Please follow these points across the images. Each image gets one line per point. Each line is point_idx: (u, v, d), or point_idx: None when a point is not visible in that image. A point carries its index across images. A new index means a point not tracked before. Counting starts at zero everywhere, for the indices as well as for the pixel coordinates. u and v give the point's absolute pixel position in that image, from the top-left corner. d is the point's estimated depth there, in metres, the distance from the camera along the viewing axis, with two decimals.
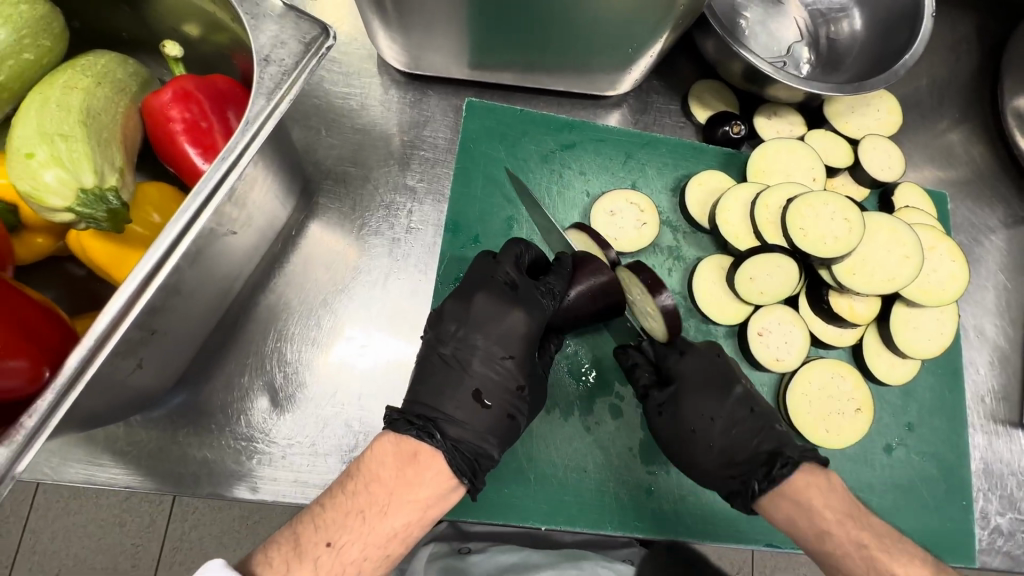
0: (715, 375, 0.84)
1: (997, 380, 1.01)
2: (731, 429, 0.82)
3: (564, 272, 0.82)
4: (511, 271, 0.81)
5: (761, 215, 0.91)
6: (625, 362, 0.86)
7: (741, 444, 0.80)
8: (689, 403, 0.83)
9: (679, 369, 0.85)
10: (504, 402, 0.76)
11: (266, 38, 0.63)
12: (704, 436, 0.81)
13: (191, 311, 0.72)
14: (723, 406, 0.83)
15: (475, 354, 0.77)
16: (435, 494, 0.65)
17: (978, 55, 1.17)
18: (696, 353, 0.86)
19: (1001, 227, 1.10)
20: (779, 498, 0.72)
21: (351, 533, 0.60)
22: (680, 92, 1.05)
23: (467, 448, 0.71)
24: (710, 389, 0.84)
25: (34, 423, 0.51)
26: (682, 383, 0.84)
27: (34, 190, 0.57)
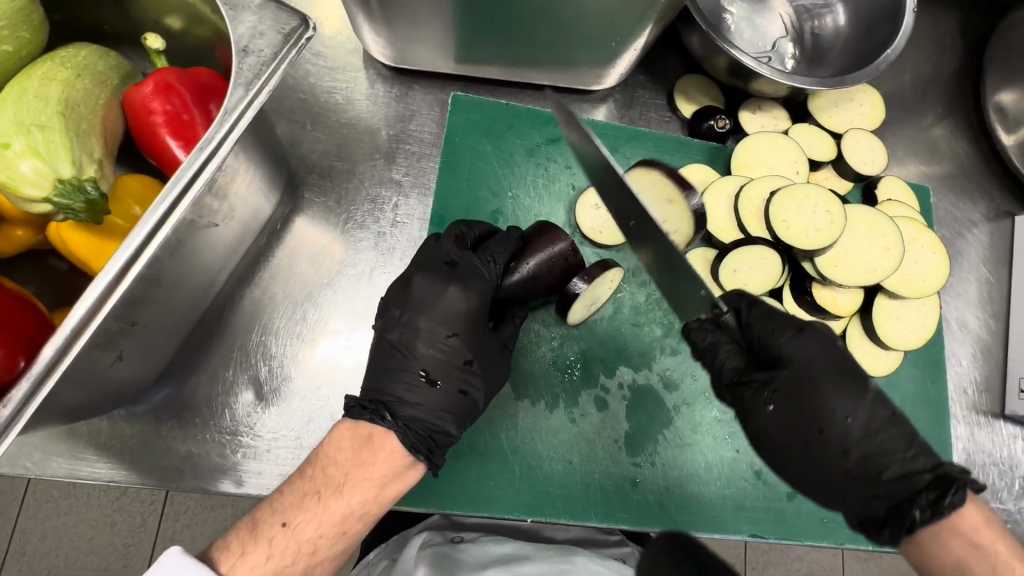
0: (839, 361, 0.73)
1: (979, 371, 1.03)
2: (873, 434, 0.70)
3: (508, 242, 0.82)
4: (453, 249, 0.80)
5: (744, 208, 0.92)
6: (706, 343, 0.77)
7: (887, 454, 0.69)
8: (809, 393, 0.72)
9: (791, 351, 0.74)
10: (454, 379, 0.75)
11: (245, 29, 0.63)
12: (837, 436, 0.70)
13: (173, 303, 0.72)
14: (862, 404, 0.71)
15: (419, 336, 0.75)
16: (392, 470, 0.66)
17: (960, 50, 1.18)
18: (814, 333, 0.74)
19: (983, 221, 1.11)
20: (946, 532, 0.62)
21: (306, 513, 0.61)
22: (665, 86, 1.06)
23: (421, 425, 0.71)
24: (838, 378, 0.72)
25: (10, 411, 0.51)
26: (799, 371, 0.73)
27: (10, 180, 0.57)
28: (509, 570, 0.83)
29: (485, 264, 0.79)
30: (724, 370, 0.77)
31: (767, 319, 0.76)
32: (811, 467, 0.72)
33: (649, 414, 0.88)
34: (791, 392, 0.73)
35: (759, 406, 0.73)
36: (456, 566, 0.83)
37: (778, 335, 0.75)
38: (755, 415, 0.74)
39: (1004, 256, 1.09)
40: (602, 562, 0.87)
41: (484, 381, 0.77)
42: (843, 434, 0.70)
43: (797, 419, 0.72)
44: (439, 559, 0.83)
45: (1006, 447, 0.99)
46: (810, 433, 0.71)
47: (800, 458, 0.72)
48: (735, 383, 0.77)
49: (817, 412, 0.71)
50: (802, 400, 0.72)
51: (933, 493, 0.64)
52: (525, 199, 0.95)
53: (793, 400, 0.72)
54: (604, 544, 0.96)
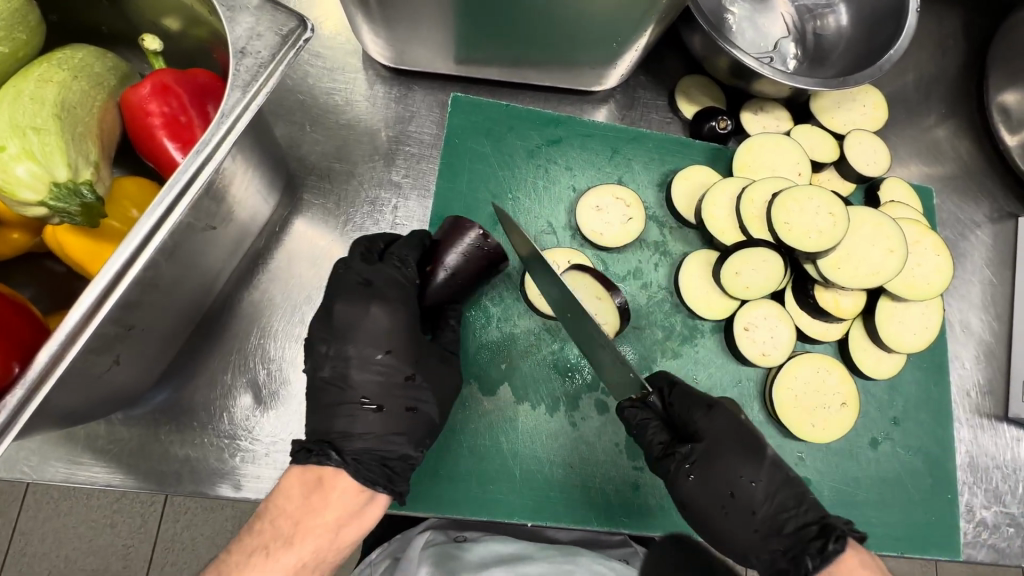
0: (741, 434, 0.78)
1: (983, 374, 1.02)
2: (774, 495, 0.76)
3: (416, 242, 0.81)
4: (361, 267, 0.78)
5: (746, 209, 0.91)
6: (636, 420, 0.79)
7: (785, 511, 0.75)
8: (719, 464, 0.77)
9: (705, 426, 0.78)
10: (397, 399, 0.76)
11: (242, 30, 0.63)
12: (744, 499, 0.76)
13: (170, 306, 0.71)
14: (761, 470, 0.76)
15: (350, 365, 0.76)
16: (345, 512, 0.67)
17: (964, 50, 1.17)
18: (724, 410, 0.78)
19: (987, 222, 1.10)
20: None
21: (254, 567, 0.63)
22: (666, 87, 1.05)
23: (372, 457, 0.73)
24: (740, 449, 0.77)
25: (5, 418, 0.51)
26: (710, 445, 0.77)
27: (5, 183, 0.56)
28: (512, 570, 0.82)
29: (395, 270, 0.78)
30: (652, 445, 0.78)
31: (685, 398, 0.79)
32: (725, 528, 0.77)
33: None
34: (705, 464, 0.77)
35: (680, 476, 0.77)
36: (460, 566, 0.83)
37: (691, 413, 0.79)
38: (678, 486, 0.77)
39: (1007, 257, 1.09)
40: (606, 561, 0.87)
41: (433, 392, 0.78)
42: (749, 498, 0.76)
43: (710, 487, 0.77)
44: (443, 559, 0.83)
45: (1009, 450, 0.98)
46: (723, 498, 0.77)
47: (718, 522, 0.77)
48: (662, 456, 0.78)
49: (727, 480, 0.76)
50: (714, 470, 0.77)
51: (819, 541, 0.71)
52: (525, 201, 0.94)
53: (706, 472, 0.77)
54: (609, 544, 0.97)
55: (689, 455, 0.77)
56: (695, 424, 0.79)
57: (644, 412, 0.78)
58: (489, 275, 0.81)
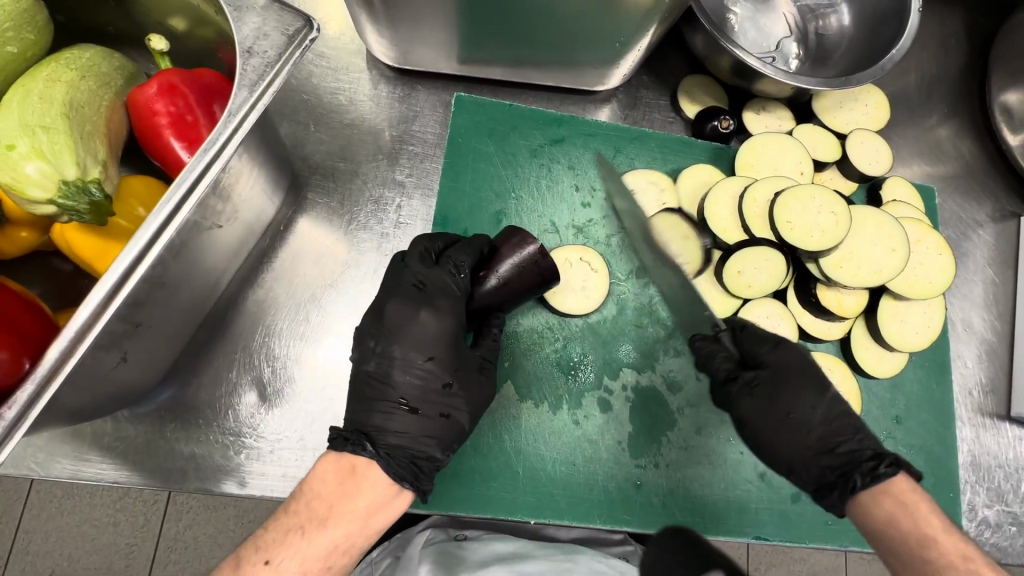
0: (807, 370, 0.83)
1: (985, 373, 1.02)
2: (832, 420, 0.80)
3: (473, 248, 0.81)
4: (418, 269, 0.80)
5: (748, 209, 0.91)
6: (702, 351, 0.87)
7: (843, 435, 0.78)
8: (785, 391, 0.82)
9: (772, 357, 0.84)
10: (433, 405, 0.76)
11: (249, 30, 0.63)
12: (801, 421, 0.80)
13: (177, 304, 0.72)
14: (822, 401, 0.81)
15: (394, 365, 0.76)
16: (379, 501, 0.66)
17: (966, 50, 1.18)
18: (790, 346, 0.85)
19: (989, 222, 1.10)
20: (882, 494, 0.69)
21: (288, 549, 0.60)
22: (669, 87, 1.06)
23: (402, 453, 0.72)
24: (806, 382, 0.82)
25: (15, 413, 0.51)
26: (778, 372, 0.83)
27: (14, 182, 0.57)
28: (512, 568, 0.82)
29: (450, 276, 0.79)
30: (718, 371, 0.85)
31: (754, 336, 0.86)
32: (777, 439, 0.81)
33: (653, 416, 0.88)
34: (770, 387, 0.82)
35: (743, 395, 0.83)
36: (459, 563, 0.83)
37: (760, 347, 0.85)
38: (740, 404, 0.83)
39: (1009, 257, 1.09)
40: (605, 558, 0.88)
41: (466, 402, 0.78)
42: (806, 419, 0.80)
43: (771, 406, 0.82)
44: (443, 556, 0.83)
45: (1012, 449, 0.98)
46: (780, 417, 0.81)
47: (773, 437, 0.81)
48: (726, 380, 0.85)
49: (787, 401, 0.82)
50: (778, 391, 0.82)
51: (871, 463, 0.73)
52: (528, 200, 0.95)
53: (769, 392, 0.82)
54: (607, 543, 0.97)
55: (754, 379, 0.83)
56: (764, 357, 0.85)
57: (717, 346, 0.86)
58: (541, 289, 0.82)
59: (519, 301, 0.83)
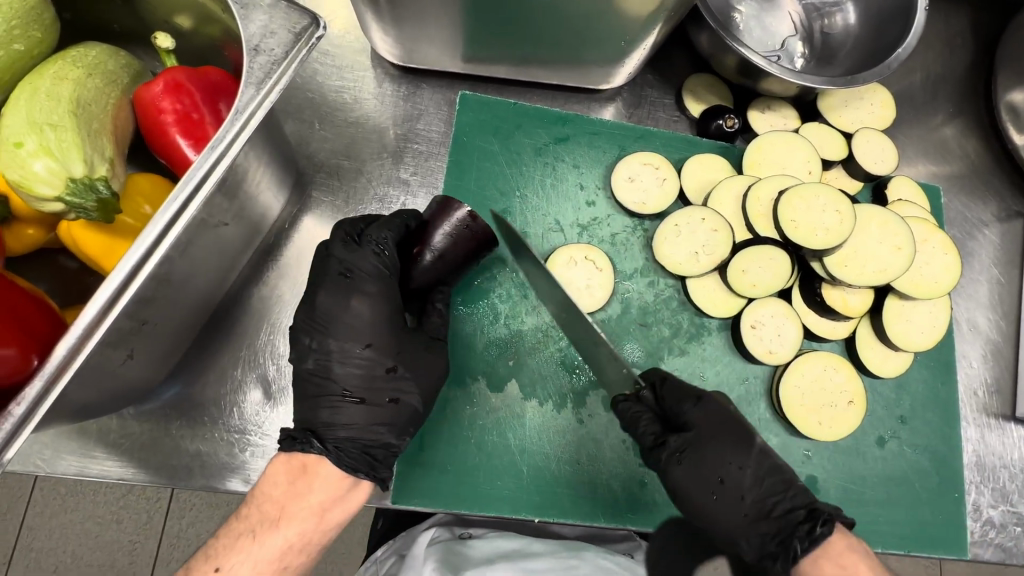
0: (733, 423, 0.81)
1: (990, 373, 1.02)
2: (762, 480, 0.78)
3: (396, 225, 0.79)
4: (341, 256, 0.78)
5: (752, 207, 0.92)
6: (628, 415, 0.81)
7: (777, 494, 0.77)
8: (708, 453, 0.80)
9: (693, 416, 0.81)
10: (381, 391, 0.77)
11: (255, 28, 0.63)
12: (733, 484, 0.79)
13: (183, 302, 0.72)
14: (749, 458, 0.79)
15: (331, 358, 0.76)
16: (330, 497, 0.70)
17: (972, 49, 1.17)
18: (713, 402, 0.82)
19: (994, 221, 1.10)
20: (822, 560, 0.71)
21: (240, 552, 0.66)
22: (674, 85, 1.05)
23: (354, 445, 0.74)
24: (731, 441, 0.80)
25: (23, 409, 0.51)
26: (699, 434, 0.80)
27: (23, 179, 0.57)
28: (514, 566, 0.81)
29: (375, 257, 0.77)
30: (642, 433, 0.80)
31: (675, 393, 0.82)
32: (715, 510, 0.79)
33: None
34: (695, 455, 0.79)
35: (671, 463, 0.79)
36: (465, 561, 0.82)
37: (682, 406, 0.82)
38: (669, 473, 0.79)
39: (1015, 256, 1.08)
40: (609, 556, 0.87)
41: (413, 381, 0.78)
42: (738, 483, 0.78)
43: (700, 474, 0.79)
44: (448, 555, 0.83)
45: (1017, 449, 0.98)
46: (712, 484, 0.79)
47: (707, 507, 0.79)
48: (654, 446, 0.81)
49: (716, 467, 0.79)
50: (703, 457, 0.79)
51: (807, 525, 0.73)
52: (533, 199, 0.94)
53: (696, 461, 0.79)
54: (612, 539, 0.96)
55: (679, 445, 0.80)
56: (686, 414, 0.82)
57: (639, 406, 0.81)
58: (478, 255, 0.80)
59: (460, 273, 0.81)
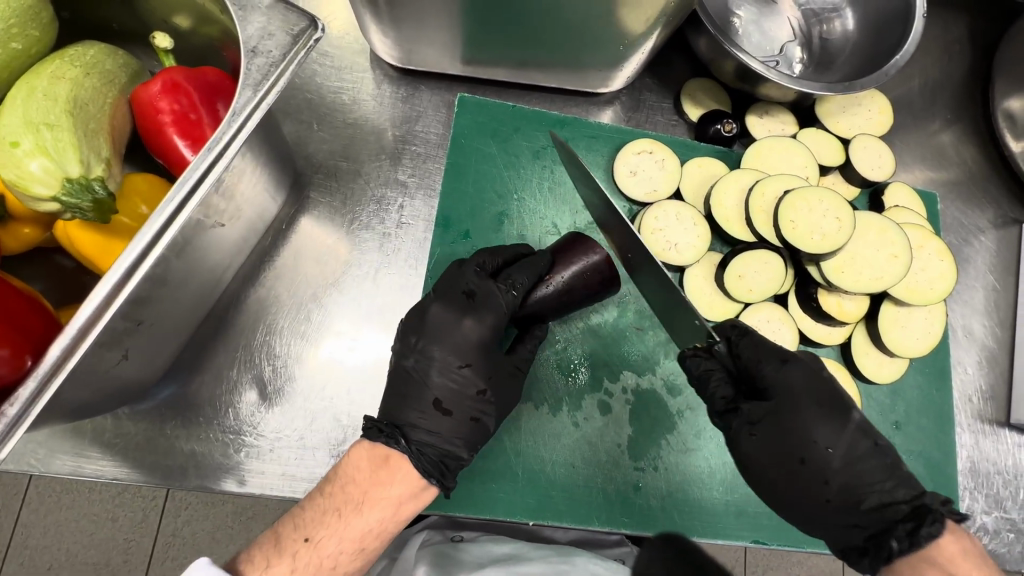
0: (830, 394, 0.74)
1: (985, 379, 1.02)
2: (852, 463, 0.72)
3: (533, 269, 0.80)
4: (471, 278, 0.79)
5: (754, 202, 0.91)
6: (699, 370, 0.76)
7: (866, 484, 0.71)
8: (789, 428, 0.73)
9: (776, 381, 0.75)
10: (466, 408, 0.76)
11: (253, 30, 0.63)
12: (819, 465, 0.72)
13: (180, 302, 0.72)
14: (842, 434, 0.72)
15: (432, 365, 0.76)
16: (408, 492, 0.69)
17: (969, 56, 1.17)
18: (799, 365, 0.75)
19: (990, 228, 1.10)
20: (921, 563, 0.63)
21: (328, 529, 0.65)
22: (672, 89, 1.06)
23: (432, 451, 0.73)
24: (826, 413, 0.73)
25: (16, 411, 0.51)
26: (783, 402, 0.74)
27: (19, 179, 0.57)
28: (508, 570, 0.81)
29: (502, 289, 0.78)
30: (715, 397, 0.77)
31: (756, 349, 0.76)
32: (793, 494, 0.73)
33: (652, 419, 0.88)
34: (775, 425, 0.74)
35: (743, 433, 0.75)
36: (455, 564, 0.82)
37: (764, 366, 0.76)
38: (740, 444, 0.75)
39: (1011, 263, 1.09)
40: (602, 561, 0.88)
41: (497, 408, 0.79)
42: (825, 463, 0.72)
43: (778, 449, 0.73)
44: (438, 557, 0.83)
45: (1011, 456, 0.98)
46: (792, 463, 0.72)
47: (779, 483, 0.73)
48: (725, 411, 0.77)
49: (802, 443, 0.72)
50: (784, 430, 0.73)
51: (911, 524, 0.66)
52: (531, 202, 0.95)
53: (775, 431, 0.73)
54: (604, 544, 0.98)
55: (755, 416, 0.75)
56: (766, 376, 0.76)
57: (710, 362, 0.77)
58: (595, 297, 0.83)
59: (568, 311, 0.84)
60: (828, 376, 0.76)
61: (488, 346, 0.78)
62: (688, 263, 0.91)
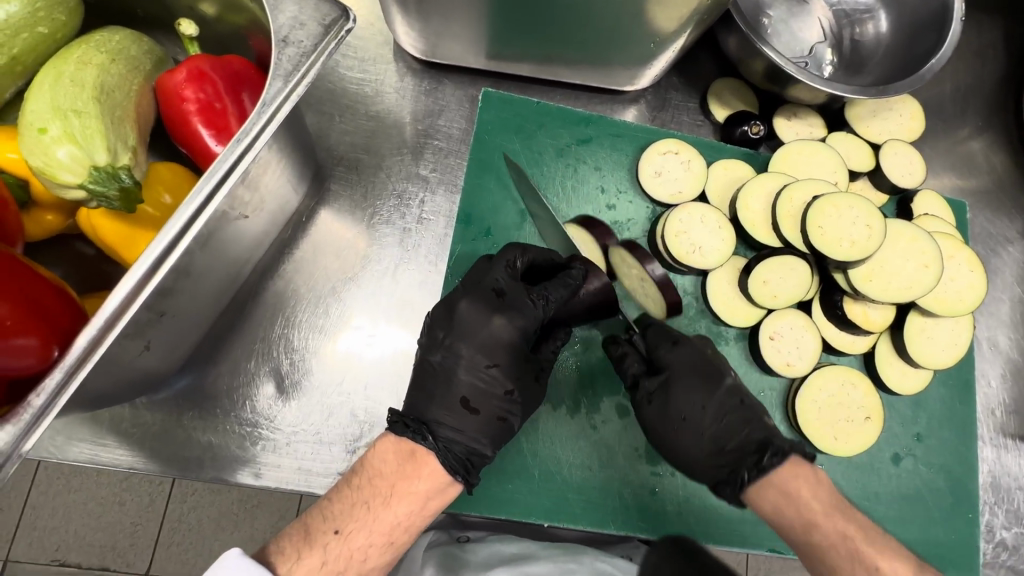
0: (703, 370, 0.83)
1: (1009, 393, 1.00)
2: (721, 417, 0.81)
3: (564, 282, 0.78)
4: (501, 276, 0.78)
5: (783, 206, 0.89)
6: (615, 351, 0.85)
7: (735, 431, 0.80)
8: (679, 393, 0.82)
9: (669, 359, 0.83)
10: (493, 407, 0.76)
11: (285, 19, 0.62)
12: (695, 422, 0.81)
13: (201, 294, 0.72)
14: (711, 398, 0.82)
15: (459, 362, 0.76)
16: (434, 487, 0.68)
17: (1004, 61, 1.15)
18: (688, 345, 0.84)
19: (1018, 239, 1.08)
20: (766, 487, 0.73)
21: (357, 521, 0.65)
22: (699, 88, 1.04)
23: (460, 448, 0.73)
24: (699, 380, 0.82)
25: (42, 401, 0.51)
26: (672, 373, 0.82)
27: (46, 166, 0.57)
28: (514, 570, 0.77)
29: (530, 297, 0.77)
30: (625, 372, 0.83)
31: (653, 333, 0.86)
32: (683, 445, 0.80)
33: None
34: (665, 393, 0.82)
35: (642, 403, 0.82)
36: (463, 566, 0.79)
37: (657, 348, 0.85)
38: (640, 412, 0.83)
39: None
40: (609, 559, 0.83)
41: (522, 407, 0.78)
42: (699, 421, 0.81)
43: (665, 417, 0.81)
44: (445, 559, 0.80)
45: None
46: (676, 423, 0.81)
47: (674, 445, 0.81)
48: (631, 385, 0.83)
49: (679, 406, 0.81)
50: (671, 396, 0.81)
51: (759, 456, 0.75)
52: (553, 200, 0.93)
53: (665, 401, 0.81)
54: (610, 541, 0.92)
55: (652, 386, 0.82)
56: (661, 355, 0.84)
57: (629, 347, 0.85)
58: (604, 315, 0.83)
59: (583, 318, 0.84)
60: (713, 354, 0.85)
61: (511, 345, 0.77)
62: (713, 266, 0.90)
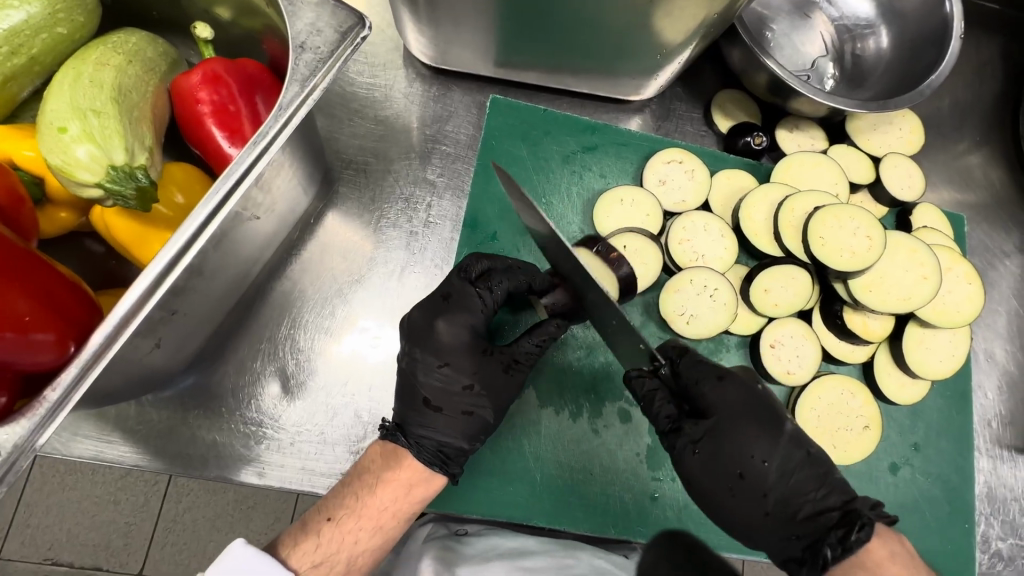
0: (761, 406, 0.76)
1: (1005, 405, 1.01)
2: (788, 474, 0.74)
3: (522, 279, 0.80)
4: (449, 280, 0.80)
5: (784, 217, 0.91)
6: (644, 391, 0.78)
7: (801, 495, 0.73)
8: (729, 444, 0.75)
9: (713, 401, 0.76)
10: (456, 404, 0.77)
11: (303, 25, 0.63)
12: (756, 478, 0.74)
13: (211, 294, 0.73)
14: (777, 448, 0.74)
15: (413, 366, 0.77)
16: (415, 474, 0.72)
17: (1001, 79, 1.17)
18: (735, 382, 0.76)
19: (1016, 253, 1.10)
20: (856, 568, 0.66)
21: (347, 508, 0.68)
22: (703, 99, 1.05)
23: (430, 442, 0.74)
24: (755, 425, 0.75)
25: (57, 396, 0.51)
26: (721, 419, 0.76)
27: (64, 164, 0.58)
28: (512, 564, 0.74)
29: (477, 294, 0.79)
30: (659, 416, 0.78)
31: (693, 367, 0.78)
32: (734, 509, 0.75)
33: None
34: (713, 444, 0.75)
35: (686, 451, 0.76)
36: (460, 557, 0.75)
37: (702, 385, 0.77)
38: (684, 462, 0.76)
39: None
40: (605, 555, 0.81)
41: (490, 399, 0.78)
42: (761, 476, 0.74)
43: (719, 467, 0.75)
44: (443, 551, 0.75)
45: None
46: (732, 479, 0.74)
47: (726, 502, 0.75)
48: (669, 430, 0.78)
49: (738, 458, 0.74)
50: (723, 447, 0.75)
51: (841, 530, 0.69)
52: (558, 207, 0.95)
53: (714, 448, 0.75)
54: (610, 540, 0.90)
55: (697, 435, 0.76)
56: (704, 395, 0.77)
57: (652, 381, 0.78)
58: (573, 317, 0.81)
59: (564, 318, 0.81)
60: (765, 392, 0.78)
61: (468, 346, 0.78)
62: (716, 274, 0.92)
